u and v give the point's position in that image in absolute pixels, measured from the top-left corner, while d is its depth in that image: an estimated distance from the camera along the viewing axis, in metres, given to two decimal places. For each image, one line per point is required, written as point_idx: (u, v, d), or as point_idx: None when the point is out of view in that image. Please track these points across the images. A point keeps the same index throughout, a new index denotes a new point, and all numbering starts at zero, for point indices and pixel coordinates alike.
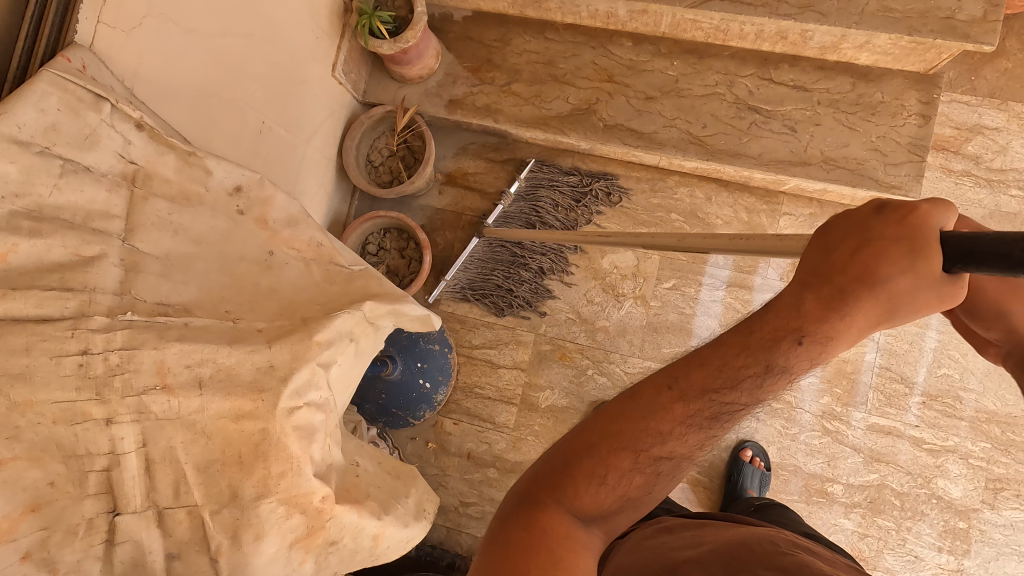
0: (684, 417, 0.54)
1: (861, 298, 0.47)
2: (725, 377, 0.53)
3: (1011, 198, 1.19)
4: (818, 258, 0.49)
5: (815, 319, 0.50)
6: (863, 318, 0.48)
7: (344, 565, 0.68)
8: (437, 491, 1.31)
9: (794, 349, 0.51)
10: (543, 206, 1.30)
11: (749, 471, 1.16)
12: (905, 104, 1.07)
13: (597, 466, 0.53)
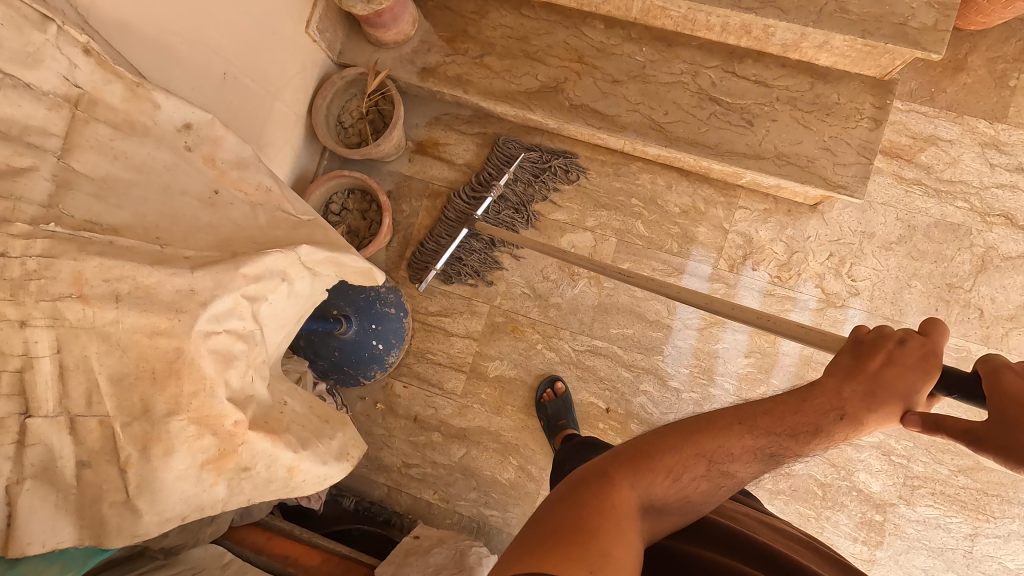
0: (750, 450, 0.62)
1: (886, 397, 0.60)
2: (785, 428, 0.62)
3: (957, 209, 1.23)
4: (851, 360, 0.64)
5: (855, 403, 0.61)
6: (885, 414, 0.61)
7: (257, 493, 0.71)
8: (382, 450, 1.35)
9: (831, 409, 0.62)
10: (498, 180, 1.33)
11: None
12: (859, 107, 1.10)
13: (674, 465, 0.62)
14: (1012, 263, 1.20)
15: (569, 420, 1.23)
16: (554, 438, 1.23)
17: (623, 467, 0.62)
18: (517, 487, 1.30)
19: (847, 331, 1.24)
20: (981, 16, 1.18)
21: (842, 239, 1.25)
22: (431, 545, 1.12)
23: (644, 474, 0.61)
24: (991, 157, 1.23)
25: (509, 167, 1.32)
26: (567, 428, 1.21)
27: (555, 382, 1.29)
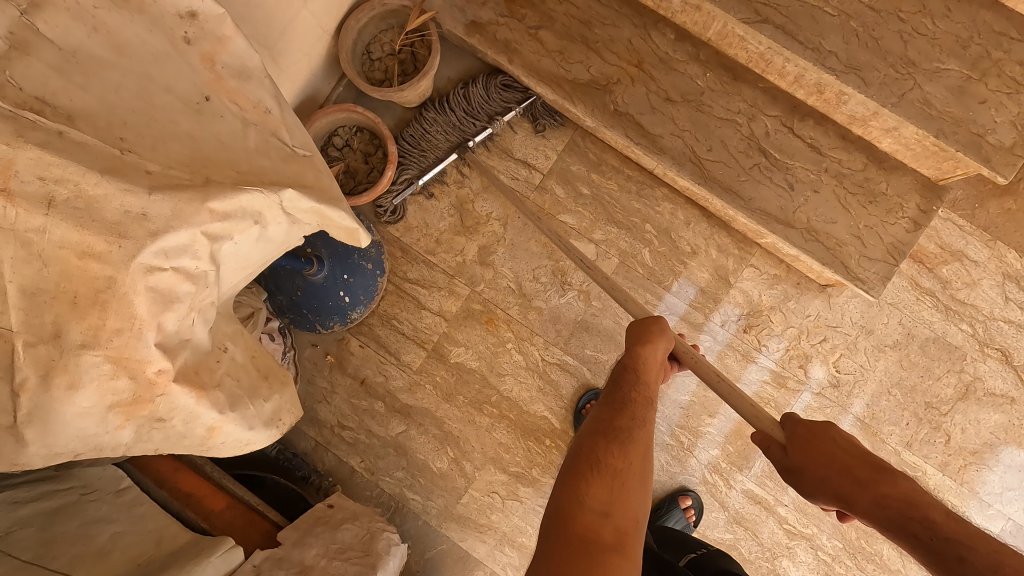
0: (617, 413, 0.76)
1: (656, 340, 0.84)
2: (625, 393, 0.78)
3: (960, 331, 1.20)
4: (631, 336, 0.87)
5: (638, 355, 0.83)
6: (659, 348, 0.84)
7: (166, 445, 0.64)
8: (319, 404, 1.28)
9: (649, 372, 0.82)
10: (473, 104, 1.23)
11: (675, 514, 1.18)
12: (904, 204, 1.05)
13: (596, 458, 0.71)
14: (993, 400, 1.18)
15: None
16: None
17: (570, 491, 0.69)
18: (446, 480, 1.25)
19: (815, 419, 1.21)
20: None
21: (840, 327, 1.21)
22: (344, 519, 1.07)
23: (588, 481, 0.69)
24: (1009, 290, 1.19)
25: (491, 95, 1.23)
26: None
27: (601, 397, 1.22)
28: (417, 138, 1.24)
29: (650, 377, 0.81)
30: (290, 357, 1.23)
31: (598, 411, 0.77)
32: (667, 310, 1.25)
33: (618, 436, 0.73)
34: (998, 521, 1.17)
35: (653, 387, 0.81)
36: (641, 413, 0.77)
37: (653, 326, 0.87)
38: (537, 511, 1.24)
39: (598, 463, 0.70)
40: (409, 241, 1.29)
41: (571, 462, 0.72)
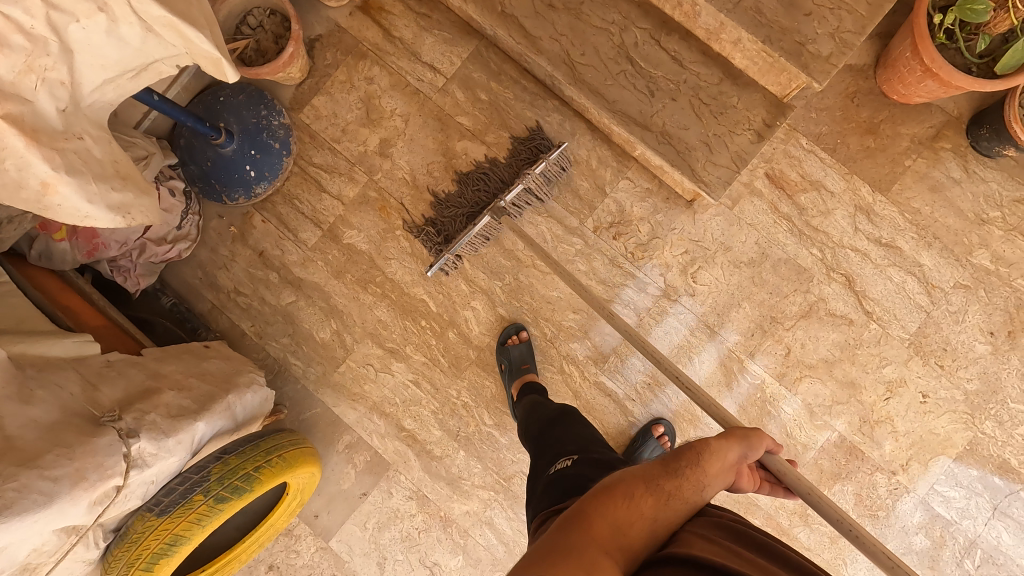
0: (665, 470, 0.65)
1: (749, 439, 0.71)
2: (686, 458, 0.66)
3: (810, 254, 1.29)
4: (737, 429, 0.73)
5: (713, 439, 0.69)
6: (731, 442, 0.70)
7: (5, 193, 0.74)
8: (219, 270, 1.38)
9: (722, 462, 0.67)
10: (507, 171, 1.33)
11: (650, 445, 1.27)
12: (751, 117, 1.14)
13: (622, 496, 0.62)
14: (833, 320, 1.28)
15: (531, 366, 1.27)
16: (513, 382, 1.26)
17: (585, 509, 0.62)
18: (327, 349, 1.36)
19: (669, 324, 1.31)
20: (902, 86, 1.22)
21: (702, 242, 1.31)
22: (214, 357, 1.17)
23: (612, 505, 0.61)
24: (859, 221, 1.29)
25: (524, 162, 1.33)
26: (529, 373, 1.25)
27: (521, 330, 1.31)
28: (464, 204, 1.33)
29: (732, 459, 0.69)
30: (193, 222, 1.32)
31: (656, 462, 0.67)
32: (640, 285, 1.32)
33: (660, 492, 0.63)
34: (824, 431, 1.27)
35: (713, 485, 0.66)
36: (704, 481, 0.66)
37: (739, 431, 0.72)
38: (407, 385, 1.34)
39: (629, 498, 0.62)
40: (318, 129, 1.39)
41: (605, 485, 0.65)
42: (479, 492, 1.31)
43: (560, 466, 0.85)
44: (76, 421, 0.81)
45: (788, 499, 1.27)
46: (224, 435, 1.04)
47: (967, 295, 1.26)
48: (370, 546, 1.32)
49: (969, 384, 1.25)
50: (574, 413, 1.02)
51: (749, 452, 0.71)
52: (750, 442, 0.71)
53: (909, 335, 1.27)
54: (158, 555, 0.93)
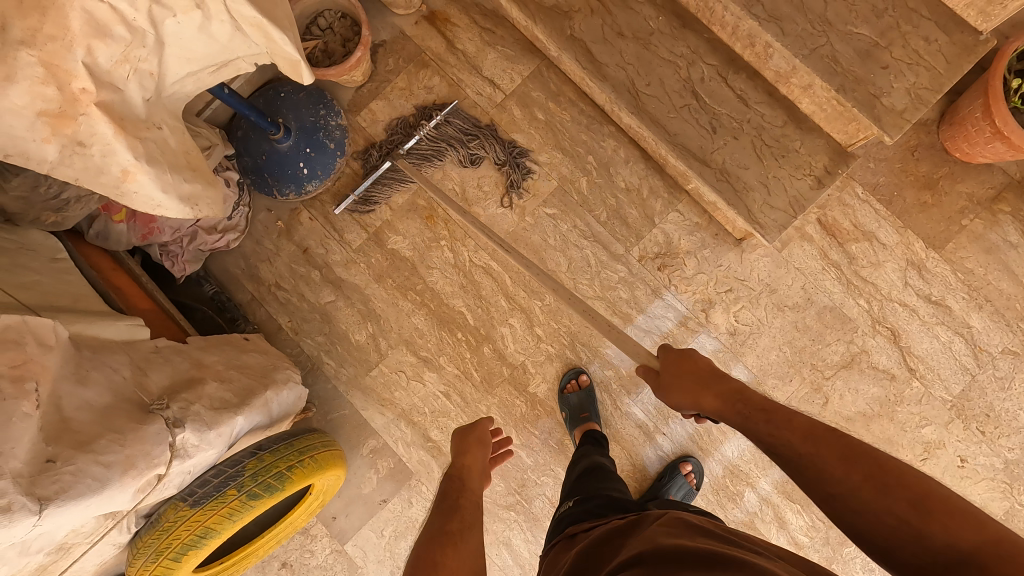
0: (442, 520, 0.85)
1: (473, 440, 1.06)
2: (447, 503, 0.90)
3: (856, 304, 1.27)
4: (468, 434, 1.08)
5: (456, 463, 1.01)
6: (471, 453, 1.03)
7: (85, 177, 0.75)
8: (262, 263, 1.39)
9: (471, 471, 1.00)
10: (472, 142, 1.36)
11: (679, 482, 1.23)
12: (812, 163, 1.14)
13: (431, 554, 0.77)
14: (874, 374, 1.26)
15: (591, 413, 1.25)
16: (574, 429, 1.24)
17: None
18: (361, 351, 1.36)
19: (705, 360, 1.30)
20: (966, 145, 1.20)
21: (747, 281, 1.30)
22: (253, 351, 1.17)
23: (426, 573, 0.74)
24: (909, 276, 1.27)
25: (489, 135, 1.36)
26: (590, 421, 1.23)
27: (580, 375, 1.30)
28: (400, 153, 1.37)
29: (478, 463, 1.01)
30: (243, 214, 1.33)
31: (438, 498, 0.91)
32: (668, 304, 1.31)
33: (452, 537, 0.81)
34: None
35: (476, 488, 0.96)
36: (472, 494, 0.94)
37: (471, 435, 1.06)
38: (437, 396, 1.33)
39: (439, 530, 0.82)
40: (373, 133, 1.40)
41: (413, 563, 0.77)
42: (499, 511, 1.30)
43: (565, 508, 0.99)
44: (127, 408, 0.81)
45: (812, 551, 1.24)
46: (258, 430, 1.05)
47: (1016, 361, 1.23)
48: (384, 554, 1.31)
49: (1010, 453, 1.22)
50: (605, 465, 1.07)
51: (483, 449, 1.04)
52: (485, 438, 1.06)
53: (952, 397, 1.24)
54: (188, 546, 0.92)
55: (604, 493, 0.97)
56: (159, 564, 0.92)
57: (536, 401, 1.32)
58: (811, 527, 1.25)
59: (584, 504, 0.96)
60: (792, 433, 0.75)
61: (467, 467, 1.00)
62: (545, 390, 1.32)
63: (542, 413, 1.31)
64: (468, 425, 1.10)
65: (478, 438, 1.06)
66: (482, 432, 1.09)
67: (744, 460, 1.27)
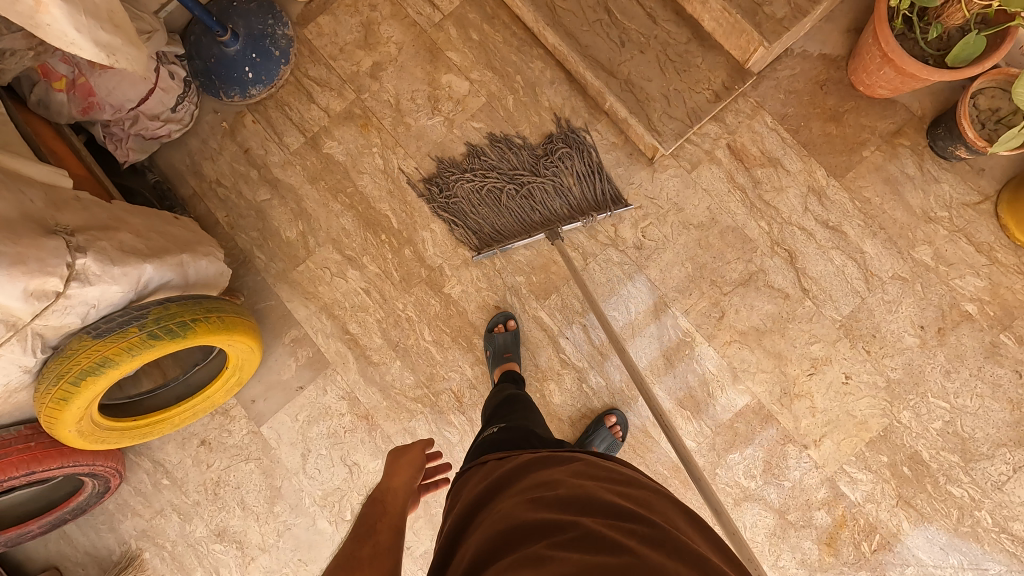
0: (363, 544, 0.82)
1: (402, 462, 1.06)
2: (366, 525, 0.88)
3: (757, 226, 1.34)
4: (400, 456, 1.07)
5: (387, 482, 1.02)
6: (399, 475, 1.04)
7: (2, 4, 0.83)
8: (205, 160, 1.47)
9: (397, 490, 0.99)
10: (561, 168, 1.37)
11: (602, 434, 1.28)
12: (711, 79, 1.20)
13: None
14: (770, 292, 1.32)
15: (513, 354, 1.31)
16: (495, 367, 1.30)
17: None
18: (290, 247, 1.44)
19: (622, 289, 1.36)
20: (866, 76, 1.26)
21: (655, 199, 1.36)
22: (181, 224, 1.26)
23: None
24: (810, 201, 1.33)
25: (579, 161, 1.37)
26: (511, 362, 1.29)
27: (509, 320, 1.35)
28: (494, 187, 1.38)
29: (406, 482, 1.02)
30: (189, 110, 1.41)
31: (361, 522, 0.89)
32: (623, 299, 1.35)
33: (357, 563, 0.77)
34: (743, 395, 1.30)
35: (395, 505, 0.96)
36: (393, 510, 0.94)
37: (402, 458, 1.07)
38: (357, 292, 1.41)
39: (349, 556, 0.79)
40: (317, 45, 1.48)
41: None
42: (408, 403, 1.37)
43: (488, 429, 1.06)
44: (32, 223, 0.90)
45: (698, 455, 1.30)
46: (170, 288, 1.13)
47: (904, 286, 1.29)
48: (297, 437, 1.39)
49: (892, 372, 1.28)
50: (519, 397, 1.14)
51: (414, 477, 1.04)
52: (419, 465, 1.07)
53: (841, 317, 1.30)
54: (88, 371, 1.00)
55: (521, 422, 1.04)
56: (60, 387, 1.00)
57: (452, 302, 1.38)
58: (700, 434, 1.31)
59: (506, 432, 1.01)
60: None
61: (396, 485, 1.01)
62: (459, 292, 1.39)
63: (456, 314, 1.38)
64: (401, 449, 1.11)
65: (409, 461, 1.06)
66: (414, 451, 1.09)
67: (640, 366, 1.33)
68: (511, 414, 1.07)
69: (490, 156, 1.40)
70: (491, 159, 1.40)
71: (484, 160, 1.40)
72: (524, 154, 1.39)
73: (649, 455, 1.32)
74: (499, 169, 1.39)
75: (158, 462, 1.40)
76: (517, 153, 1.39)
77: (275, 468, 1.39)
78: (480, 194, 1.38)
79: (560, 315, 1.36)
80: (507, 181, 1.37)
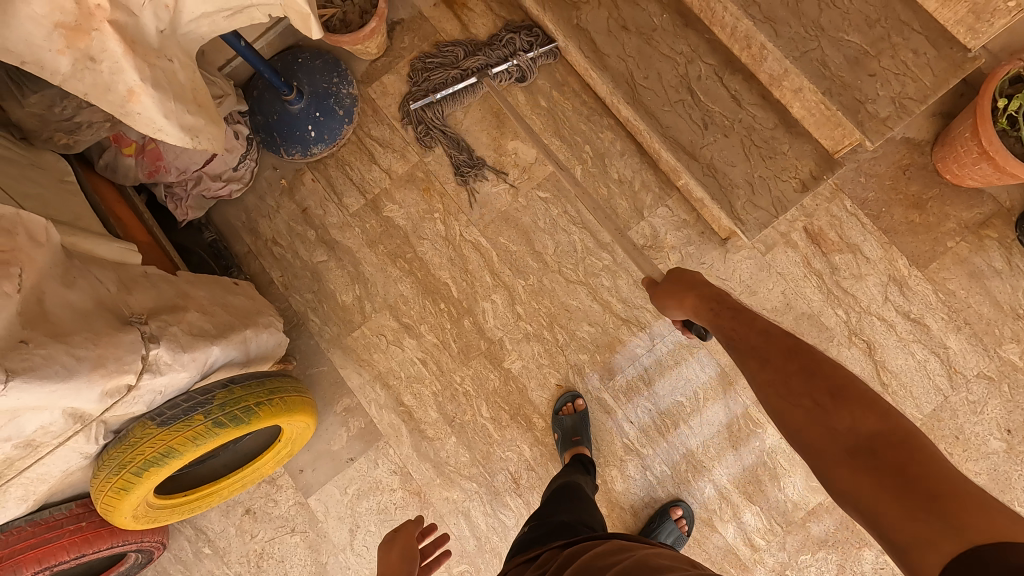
0: None
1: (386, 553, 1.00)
2: None
3: (835, 314, 1.28)
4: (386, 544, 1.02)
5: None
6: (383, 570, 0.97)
7: (94, 93, 0.80)
8: (262, 217, 1.44)
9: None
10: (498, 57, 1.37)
11: (668, 527, 1.23)
12: (799, 167, 1.16)
13: None
14: None
15: (582, 438, 1.26)
16: (564, 451, 1.25)
17: None
18: (346, 312, 1.40)
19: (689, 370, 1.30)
20: (956, 166, 1.22)
21: (728, 280, 1.32)
22: (240, 291, 1.22)
23: None
24: (890, 291, 1.28)
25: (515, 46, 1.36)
26: (579, 447, 1.24)
27: (577, 399, 1.30)
28: (440, 80, 1.40)
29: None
30: (249, 167, 1.38)
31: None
32: (690, 382, 1.29)
33: None
34: (817, 492, 1.24)
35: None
36: None
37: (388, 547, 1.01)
38: (414, 362, 1.36)
39: None
40: (381, 104, 1.45)
41: None
42: (462, 481, 1.32)
43: (522, 532, 1.02)
44: (107, 314, 0.86)
45: (766, 553, 1.24)
46: (234, 366, 1.08)
47: (990, 386, 1.23)
48: (345, 511, 1.34)
49: (977, 477, 1.22)
50: (571, 485, 1.10)
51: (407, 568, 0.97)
52: (409, 555, 0.99)
53: (922, 416, 1.24)
54: (151, 463, 0.96)
55: (550, 517, 0.99)
56: (121, 477, 0.96)
57: (512, 376, 1.34)
58: (768, 530, 1.24)
59: (533, 531, 0.98)
60: (768, 346, 0.73)
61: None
62: (519, 366, 1.34)
63: (515, 389, 1.33)
64: (391, 534, 1.05)
65: (397, 547, 1.01)
66: (398, 535, 1.04)
67: (707, 455, 1.27)
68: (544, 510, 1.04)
69: (440, 53, 1.41)
70: (434, 52, 1.42)
71: (436, 61, 1.41)
72: (466, 45, 1.40)
73: (714, 550, 1.26)
74: (442, 63, 1.41)
75: (200, 529, 1.36)
76: (460, 48, 1.41)
77: (321, 543, 1.33)
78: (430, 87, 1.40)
79: (623, 398, 1.31)
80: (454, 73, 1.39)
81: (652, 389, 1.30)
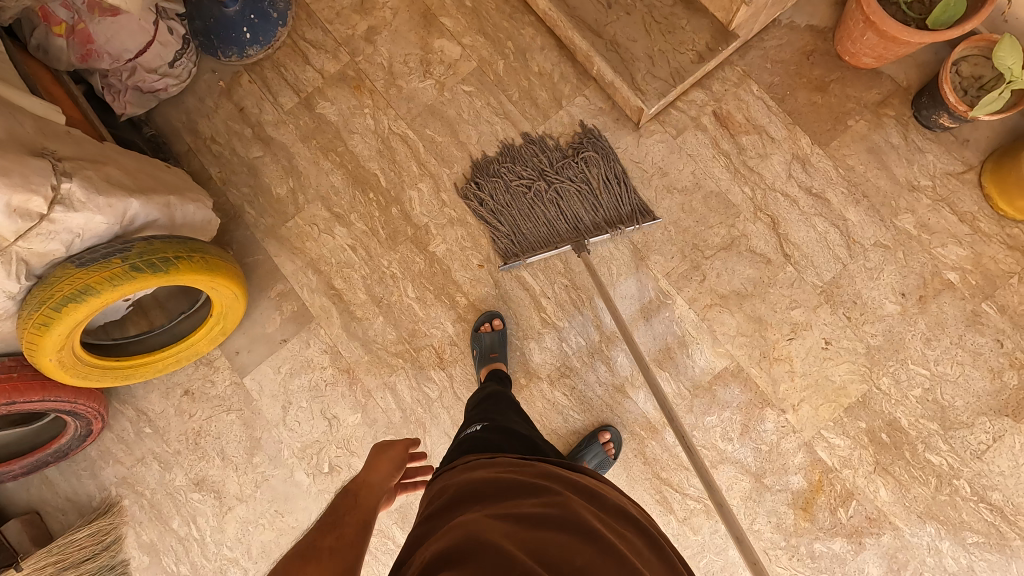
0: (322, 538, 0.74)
1: (381, 457, 1.00)
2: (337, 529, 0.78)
3: (741, 192, 1.34)
4: (387, 451, 1.02)
5: (369, 474, 0.95)
6: (381, 467, 0.98)
7: None
8: (201, 117, 1.51)
9: (386, 470, 0.98)
10: (592, 179, 1.34)
11: (594, 449, 1.28)
12: (696, 40, 1.22)
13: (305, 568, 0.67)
14: (752, 257, 1.32)
15: (500, 354, 1.31)
16: (481, 366, 1.30)
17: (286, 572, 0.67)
18: (280, 203, 1.46)
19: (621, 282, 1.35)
20: (850, 44, 1.28)
21: (641, 164, 1.37)
22: (172, 171, 1.28)
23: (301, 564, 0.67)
24: (793, 169, 1.34)
25: (623, 202, 1.33)
26: (496, 362, 1.29)
27: (495, 318, 1.34)
28: (517, 176, 1.37)
29: (384, 479, 0.96)
30: (187, 68, 1.44)
31: (327, 512, 0.82)
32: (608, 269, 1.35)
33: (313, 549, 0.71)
34: (722, 358, 1.30)
35: (377, 479, 0.95)
36: (362, 509, 0.86)
37: (384, 454, 1.01)
38: (344, 249, 1.43)
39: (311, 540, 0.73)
40: (314, 9, 1.51)
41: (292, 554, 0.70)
42: (390, 359, 1.38)
43: (473, 428, 1.03)
44: (18, 145, 0.93)
45: (675, 417, 1.30)
46: (156, 226, 1.15)
47: (886, 254, 1.29)
48: (279, 389, 1.40)
49: (872, 339, 1.27)
50: (501, 394, 1.14)
51: (392, 475, 0.97)
52: (399, 462, 1.00)
53: (823, 283, 1.30)
54: (69, 299, 1.02)
55: (504, 421, 1.02)
56: (41, 312, 1.02)
57: (437, 260, 1.40)
58: (676, 394, 1.31)
59: (489, 429, 0.99)
60: None
61: (377, 479, 0.95)
62: (443, 250, 1.40)
63: (439, 271, 1.40)
64: (387, 444, 1.05)
65: (391, 459, 1.00)
66: (393, 448, 1.03)
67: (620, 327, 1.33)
68: (490, 406, 1.09)
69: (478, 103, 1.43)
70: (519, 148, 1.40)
71: (528, 167, 1.37)
72: (561, 153, 1.37)
73: (627, 416, 1.32)
74: (522, 164, 1.38)
75: (141, 411, 1.42)
76: (549, 147, 1.39)
77: (256, 419, 1.40)
78: (509, 185, 1.36)
79: (542, 277, 1.37)
80: (534, 177, 1.36)
81: (570, 271, 1.36)
